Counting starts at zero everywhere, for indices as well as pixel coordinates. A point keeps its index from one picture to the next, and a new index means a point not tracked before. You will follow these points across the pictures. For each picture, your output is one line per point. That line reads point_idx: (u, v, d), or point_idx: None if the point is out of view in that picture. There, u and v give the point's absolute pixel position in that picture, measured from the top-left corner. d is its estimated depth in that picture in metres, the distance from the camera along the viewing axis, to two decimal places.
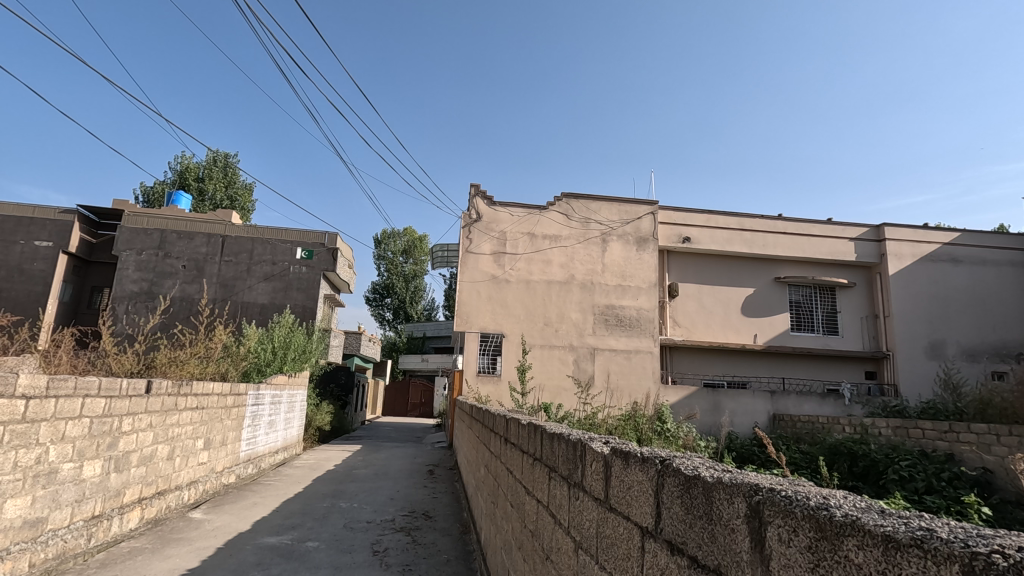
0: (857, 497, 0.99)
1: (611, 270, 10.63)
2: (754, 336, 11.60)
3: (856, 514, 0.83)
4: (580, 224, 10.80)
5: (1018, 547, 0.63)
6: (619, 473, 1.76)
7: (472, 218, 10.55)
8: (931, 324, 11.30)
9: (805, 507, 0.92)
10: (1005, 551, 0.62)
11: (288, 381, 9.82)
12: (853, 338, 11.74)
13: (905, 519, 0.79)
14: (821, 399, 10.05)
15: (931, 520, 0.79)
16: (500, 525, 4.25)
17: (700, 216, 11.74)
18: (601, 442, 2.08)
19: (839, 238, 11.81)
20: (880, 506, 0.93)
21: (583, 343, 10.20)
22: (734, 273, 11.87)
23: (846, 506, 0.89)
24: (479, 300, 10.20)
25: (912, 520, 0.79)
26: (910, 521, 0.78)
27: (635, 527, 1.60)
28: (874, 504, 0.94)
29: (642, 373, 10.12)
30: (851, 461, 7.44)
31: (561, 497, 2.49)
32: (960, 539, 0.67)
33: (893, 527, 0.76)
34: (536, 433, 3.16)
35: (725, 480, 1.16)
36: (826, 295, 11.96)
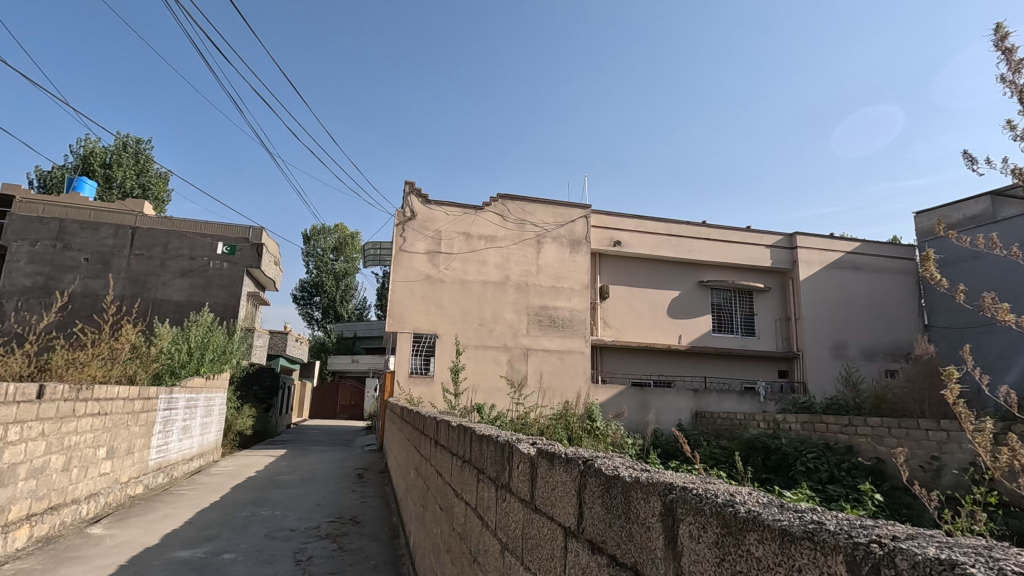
0: (761, 492, 1.04)
1: (546, 272, 10.78)
2: (679, 336, 12.13)
3: (757, 510, 0.88)
4: (515, 225, 10.87)
5: (894, 536, 0.68)
6: (544, 474, 1.77)
7: (406, 216, 10.35)
8: (836, 326, 12.25)
9: (713, 504, 0.96)
10: (882, 540, 0.67)
11: (206, 383, 9.24)
12: (767, 339, 12.54)
13: (801, 513, 0.84)
14: (739, 396, 10.66)
15: (822, 513, 0.85)
16: (429, 529, 4.20)
17: (631, 221, 12.15)
18: (527, 443, 2.10)
19: (756, 246, 12.58)
20: (780, 501, 0.99)
21: (517, 344, 10.27)
22: (662, 276, 12.38)
23: (750, 502, 0.94)
24: (413, 300, 10.03)
25: (806, 513, 0.84)
26: (804, 514, 0.83)
27: (559, 527, 1.62)
28: (775, 498, 1.00)
29: (574, 372, 10.34)
30: (765, 455, 7.94)
31: (488, 499, 2.50)
32: (846, 530, 0.72)
33: (790, 521, 0.80)
34: (464, 434, 3.15)
35: (642, 480, 1.20)
36: (744, 299, 12.72)
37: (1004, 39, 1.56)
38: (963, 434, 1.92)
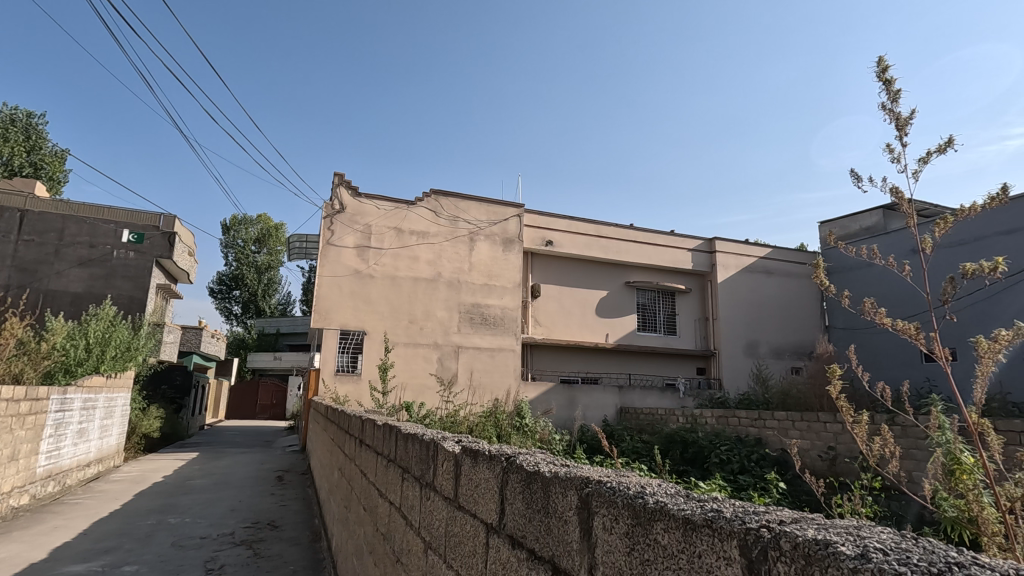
0: (670, 484, 1.10)
1: (478, 270, 10.78)
2: (607, 335, 12.51)
3: (664, 500, 0.93)
4: (448, 222, 10.79)
5: (780, 520, 0.74)
6: (467, 472, 1.78)
7: (334, 208, 9.99)
8: (748, 327, 13.08)
9: (623, 496, 1.00)
10: (768, 524, 0.73)
11: (106, 382, 8.51)
12: (687, 338, 13.20)
13: (703, 501, 0.89)
14: (661, 392, 11.15)
15: (721, 501, 0.90)
16: (352, 530, 4.09)
17: (562, 222, 12.38)
18: (453, 441, 2.10)
19: (679, 249, 13.20)
20: (687, 491, 1.05)
21: (448, 341, 10.21)
22: (591, 276, 12.72)
23: (659, 493, 0.98)
24: (340, 296, 9.72)
25: (707, 502, 0.90)
26: (705, 503, 0.89)
27: (481, 523, 1.63)
28: (681, 489, 1.05)
29: (504, 370, 10.42)
30: (683, 448, 8.36)
31: (412, 498, 2.47)
32: (739, 517, 0.78)
33: (691, 510, 0.85)
34: (390, 433, 3.09)
35: (560, 475, 1.23)
36: (667, 299, 13.32)
37: (887, 68, 1.70)
38: (846, 424, 2.11)
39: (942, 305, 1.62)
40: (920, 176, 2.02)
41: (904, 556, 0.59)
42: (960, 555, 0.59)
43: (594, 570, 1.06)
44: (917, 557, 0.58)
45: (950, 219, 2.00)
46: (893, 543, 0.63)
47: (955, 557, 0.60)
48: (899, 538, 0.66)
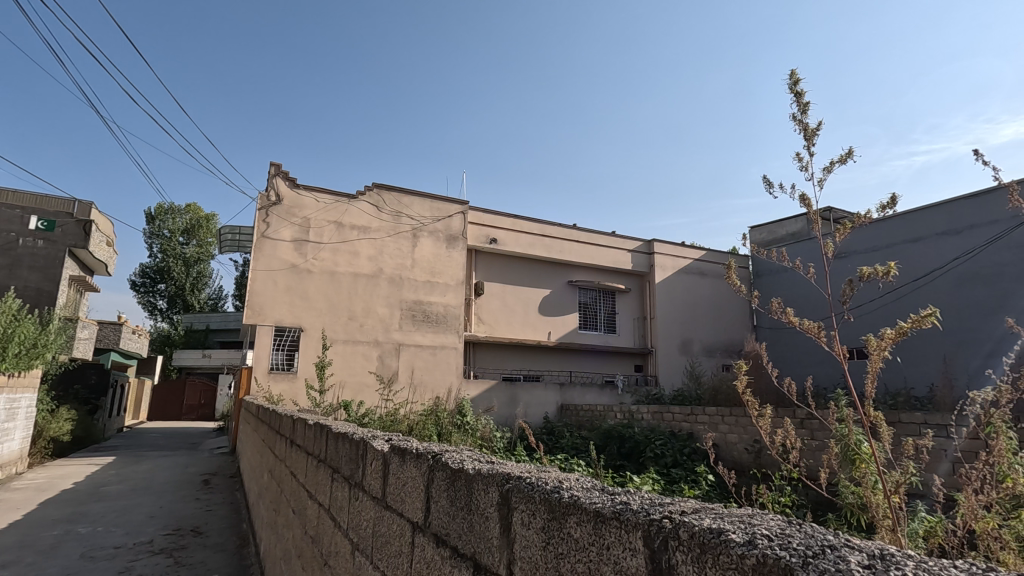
0: (588, 478, 1.12)
1: (421, 266, 10.64)
2: (548, 333, 12.66)
3: (579, 494, 0.94)
4: (391, 217, 10.57)
5: (681, 510, 0.77)
6: (395, 471, 1.75)
7: (270, 199, 9.56)
8: (683, 326, 13.59)
9: (541, 491, 1.02)
10: (671, 514, 0.76)
11: (8, 382, 7.79)
12: (627, 336, 13.55)
13: (614, 493, 0.92)
14: (600, 389, 11.39)
15: (632, 494, 0.93)
16: (280, 535, 3.93)
17: (507, 220, 12.42)
18: (383, 440, 2.05)
19: (619, 250, 13.54)
20: (603, 485, 1.07)
21: (389, 339, 10.02)
22: (534, 275, 12.83)
23: (575, 487, 1.00)
24: (276, 291, 9.32)
25: (617, 494, 0.93)
26: (616, 495, 0.91)
27: (407, 522, 1.61)
28: (598, 483, 1.08)
29: (446, 368, 10.35)
30: (620, 443, 8.59)
31: (341, 499, 2.41)
32: (645, 508, 0.80)
33: (602, 503, 0.88)
34: (321, 432, 2.99)
35: (483, 472, 1.23)
36: (608, 299, 13.63)
37: (799, 81, 1.73)
38: (751, 417, 2.24)
39: (841, 304, 1.72)
40: (824, 185, 2.15)
41: (788, 541, 0.62)
42: (836, 538, 0.63)
43: (513, 564, 1.07)
44: (798, 541, 0.62)
45: (847, 224, 2.16)
46: (781, 528, 0.67)
47: (832, 540, 0.65)
48: (785, 523, 0.70)
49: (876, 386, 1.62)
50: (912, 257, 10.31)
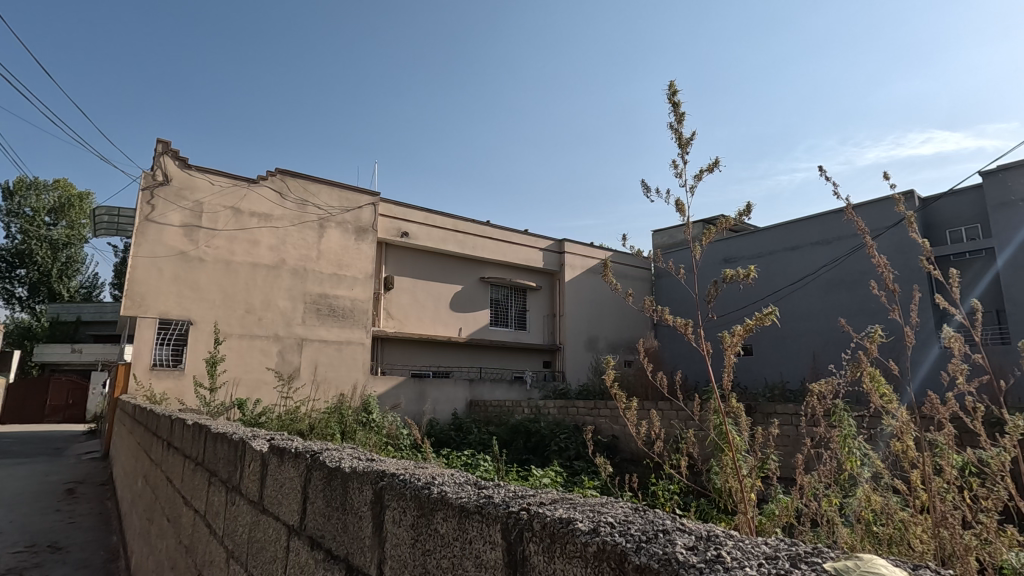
0: (465, 473, 1.12)
1: (327, 258, 10.19)
2: (459, 329, 12.62)
3: (447, 489, 0.94)
4: (295, 205, 10.01)
5: (539, 501, 0.79)
6: (273, 472, 1.66)
7: (155, 179, 8.69)
8: (590, 323, 14.06)
9: (412, 488, 1.00)
10: (528, 506, 0.77)
11: None
12: (537, 333, 13.80)
13: (481, 487, 0.92)
14: (509, 385, 11.53)
15: (499, 487, 0.94)
16: (153, 545, 3.61)
17: (420, 214, 12.20)
18: (263, 439, 1.93)
19: (531, 248, 13.78)
20: (477, 479, 1.07)
21: (290, 334, 9.50)
22: (446, 270, 12.72)
23: (447, 483, 0.99)
24: (161, 280, 8.49)
25: (486, 487, 0.93)
26: (483, 488, 0.92)
27: (283, 526, 1.53)
28: (475, 478, 1.08)
29: (352, 364, 10.00)
30: (526, 437, 8.75)
31: (217, 505, 2.24)
32: (506, 501, 0.81)
33: (468, 497, 0.88)
34: (199, 433, 2.77)
35: (359, 470, 1.19)
36: (519, 296, 13.82)
37: (676, 92, 1.80)
38: (618, 410, 2.38)
39: (707, 304, 1.84)
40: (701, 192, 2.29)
41: (628, 527, 0.65)
42: (672, 522, 0.67)
43: (383, 564, 1.04)
44: (637, 526, 0.65)
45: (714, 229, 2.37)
46: (625, 514, 0.70)
47: (670, 525, 0.69)
48: (631, 510, 0.73)
49: (732, 377, 1.74)
50: (790, 263, 11.40)
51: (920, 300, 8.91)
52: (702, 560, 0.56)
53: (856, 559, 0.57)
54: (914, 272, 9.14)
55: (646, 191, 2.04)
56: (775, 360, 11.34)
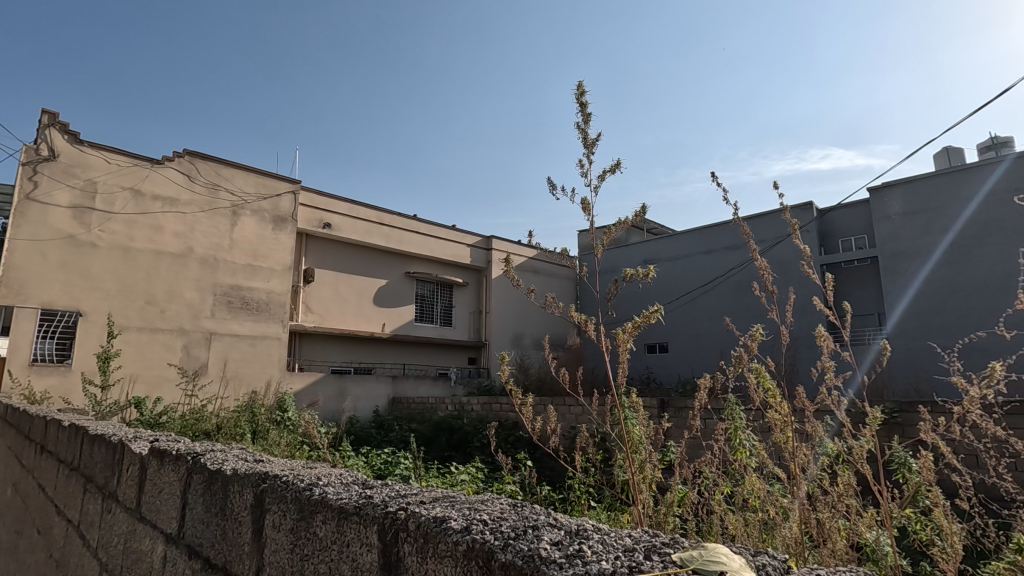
0: (354, 474, 1.08)
1: (241, 248, 9.59)
2: (382, 325, 12.32)
3: (329, 490, 0.90)
4: (206, 190, 9.34)
5: (419, 500, 0.77)
6: (153, 476, 1.52)
7: (39, 153, 7.78)
8: (515, 320, 14.18)
9: (293, 491, 0.95)
10: (406, 506, 0.75)
11: None
12: (462, 330, 13.72)
13: (364, 488, 0.89)
14: (433, 381, 11.41)
15: (387, 488, 0.91)
16: (21, 561, 3.23)
17: (343, 205, 11.77)
18: (146, 440, 1.78)
19: (458, 244, 13.71)
20: (365, 478, 1.04)
21: (198, 327, 8.85)
22: (370, 264, 12.37)
23: (330, 483, 0.95)
24: (44, 266, 7.62)
25: (372, 488, 0.90)
26: (367, 488, 0.89)
27: (161, 534, 1.42)
28: (363, 479, 1.06)
29: (266, 360, 9.49)
30: (449, 434, 8.69)
31: (93, 513, 2.03)
32: (384, 501, 0.78)
33: (348, 497, 0.84)
34: (75, 434, 2.51)
35: (241, 472, 1.12)
36: (445, 292, 13.70)
37: (584, 91, 1.83)
38: (515, 406, 2.41)
39: (607, 302, 1.89)
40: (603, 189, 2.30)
41: (498, 524, 0.65)
42: (543, 518, 0.69)
43: (261, 570, 0.99)
44: (508, 523, 0.65)
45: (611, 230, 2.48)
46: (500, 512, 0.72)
47: (543, 522, 0.71)
48: (506, 509, 0.75)
49: (626, 371, 1.77)
50: (703, 265, 12.08)
51: (803, 304, 9.83)
52: (566, 555, 0.57)
53: (702, 549, 0.63)
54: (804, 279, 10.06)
55: (553, 189, 2.07)
56: (688, 357, 11.93)
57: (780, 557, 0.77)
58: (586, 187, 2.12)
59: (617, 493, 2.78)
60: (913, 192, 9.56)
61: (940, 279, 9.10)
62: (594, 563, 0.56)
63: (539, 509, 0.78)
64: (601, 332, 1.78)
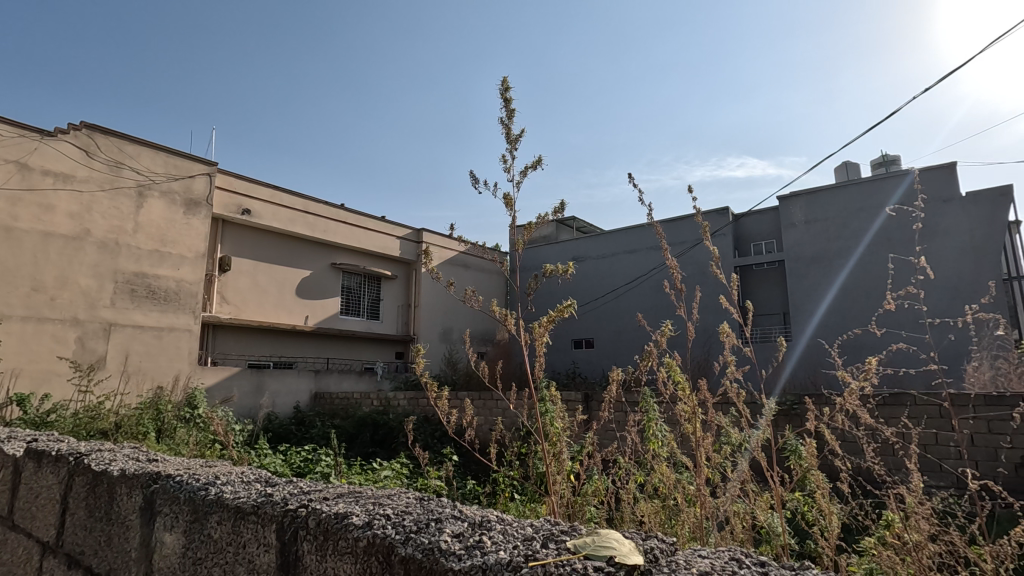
0: (250, 475, 1.10)
1: (147, 232, 8.85)
2: (305, 317, 11.80)
3: (224, 492, 0.95)
4: (107, 167, 8.54)
5: (317, 499, 0.87)
6: (28, 479, 1.38)
7: None
8: (445, 315, 14.05)
9: (186, 494, 0.97)
10: (303, 506, 0.84)
11: None
12: (390, 323, 13.42)
13: (261, 487, 0.96)
14: (358, 376, 11.09)
15: (283, 487, 0.98)
16: None
17: (265, 191, 11.16)
18: (23, 440, 1.60)
19: (386, 236, 13.40)
20: (262, 478, 1.07)
21: (95, 317, 8.09)
22: (292, 254, 11.82)
23: (222, 484, 0.99)
24: None
25: (267, 488, 0.97)
26: (263, 488, 0.95)
27: (36, 544, 1.29)
28: (258, 479, 1.09)
29: (174, 353, 8.85)
30: (373, 430, 8.49)
31: None
32: (282, 501, 0.87)
33: (244, 497, 0.91)
34: None
35: (127, 472, 1.09)
36: (373, 285, 13.35)
37: (509, 88, 1.84)
38: (431, 399, 2.40)
39: (526, 296, 1.91)
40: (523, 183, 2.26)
41: (396, 520, 0.77)
42: (439, 515, 0.82)
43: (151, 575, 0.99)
44: (408, 519, 0.78)
45: (532, 226, 2.51)
46: (399, 512, 0.83)
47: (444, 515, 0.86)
48: (406, 501, 0.96)
49: (543, 366, 1.80)
50: (627, 264, 12.53)
51: (712, 303, 10.45)
52: (461, 546, 0.70)
53: (597, 536, 0.79)
54: (709, 278, 10.71)
55: (475, 183, 2.05)
56: (611, 352, 12.32)
57: (667, 539, 0.91)
58: (508, 183, 2.13)
59: (534, 486, 2.82)
60: (816, 202, 10.38)
61: (837, 283, 9.94)
62: (490, 553, 0.69)
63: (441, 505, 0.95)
64: (520, 325, 1.80)
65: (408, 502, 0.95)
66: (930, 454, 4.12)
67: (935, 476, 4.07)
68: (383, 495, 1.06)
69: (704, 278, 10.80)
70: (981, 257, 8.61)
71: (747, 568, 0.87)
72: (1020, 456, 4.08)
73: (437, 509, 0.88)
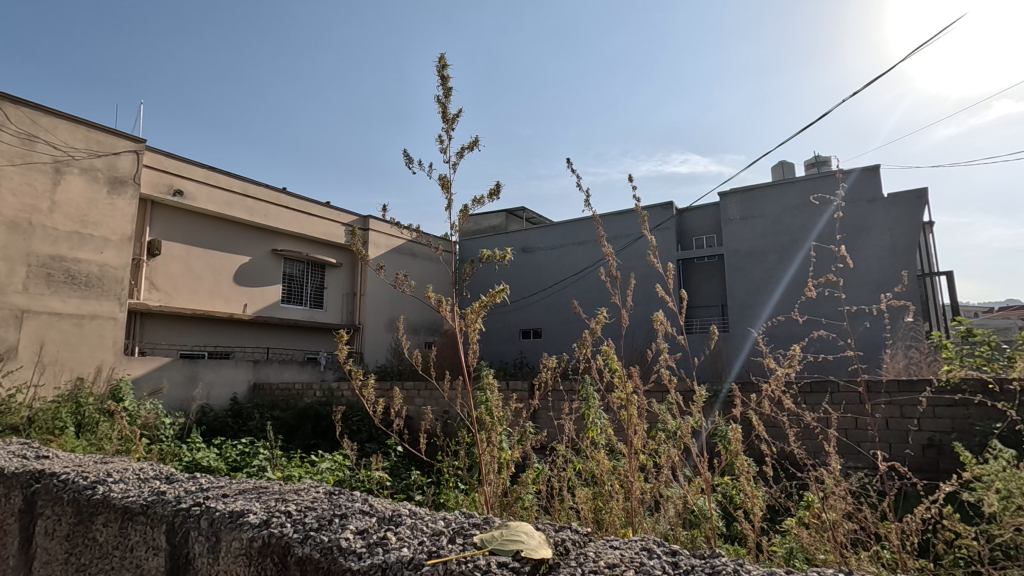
0: (126, 470, 1.32)
1: (65, 212, 8.15)
2: (244, 306, 11.26)
3: (100, 500, 1.16)
4: (18, 140, 7.84)
5: (206, 499, 1.07)
6: None
7: None
8: (391, 304, 13.75)
9: (63, 505, 1.19)
10: (193, 504, 1.05)
11: None
12: (333, 312, 13.01)
13: (146, 488, 1.17)
14: (300, 366, 10.72)
15: (161, 485, 1.20)
16: None
17: (199, 171, 10.54)
18: None
19: (329, 222, 13.00)
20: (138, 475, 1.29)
21: (4, 303, 7.42)
22: (229, 238, 11.24)
23: (101, 484, 1.21)
24: None
25: (145, 487, 1.19)
26: (145, 489, 1.17)
27: None
28: (154, 476, 1.29)
29: (96, 343, 8.26)
30: (315, 421, 8.22)
31: None
32: (173, 502, 1.08)
33: (124, 499, 1.12)
34: None
35: (6, 472, 1.29)
36: (315, 272, 12.91)
37: (447, 66, 1.78)
38: (359, 388, 2.31)
39: (463, 281, 1.87)
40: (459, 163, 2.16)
41: (289, 524, 0.95)
42: (336, 514, 0.99)
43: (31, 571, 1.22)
44: (306, 522, 0.96)
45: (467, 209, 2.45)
46: (299, 510, 1.01)
47: (345, 510, 1.04)
48: (306, 499, 1.12)
49: (478, 356, 1.77)
50: (574, 255, 12.70)
51: (650, 295, 10.81)
52: (363, 545, 0.88)
53: (507, 529, 0.92)
54: (650, 270, 11.01)
55: (409, 163, 1.98)
56: (558, 340, 12.46)
57: (579, 532, 1.02)
58: (446, 164, 2.06)
59: (472, 474, 2.78)
60: (752, 199, 10.81)
61: (772, 278, 10.42)
62: (392, 553, 0.85)
63: (352, 502, 1.10)
64: (454, 312, 1.75)
65: (313, 496, 1.13)
66: (850, 438, 4.39)
67: (854, 458, 4.35)
68: (291, 490, 1.21)
69: (646, 269, 11.10)
70: (900, 254, 9.24)
71: (655, 558, 0.92)
72: (926, 437, 4.41)
73: (343, 505, 1.06)
